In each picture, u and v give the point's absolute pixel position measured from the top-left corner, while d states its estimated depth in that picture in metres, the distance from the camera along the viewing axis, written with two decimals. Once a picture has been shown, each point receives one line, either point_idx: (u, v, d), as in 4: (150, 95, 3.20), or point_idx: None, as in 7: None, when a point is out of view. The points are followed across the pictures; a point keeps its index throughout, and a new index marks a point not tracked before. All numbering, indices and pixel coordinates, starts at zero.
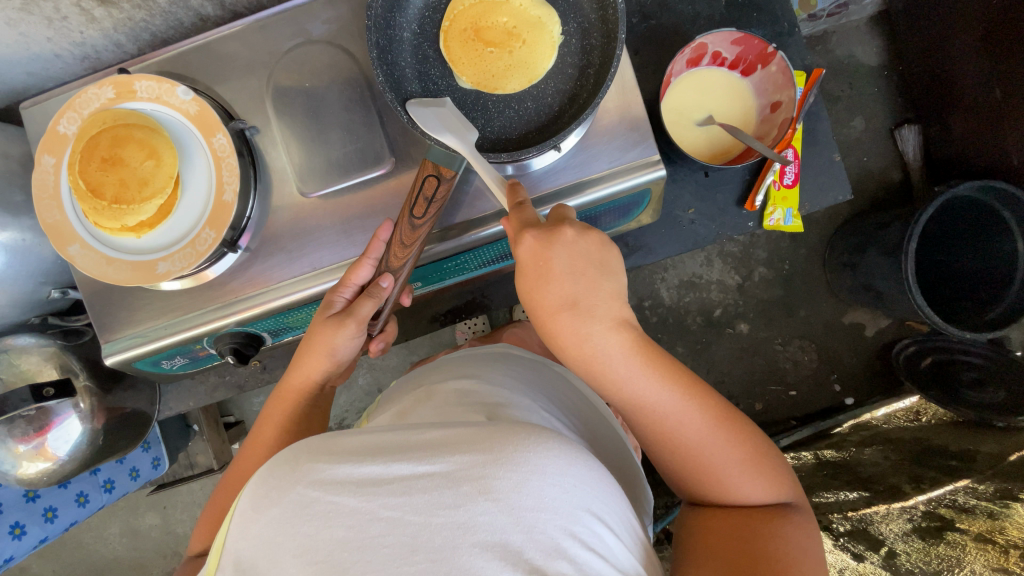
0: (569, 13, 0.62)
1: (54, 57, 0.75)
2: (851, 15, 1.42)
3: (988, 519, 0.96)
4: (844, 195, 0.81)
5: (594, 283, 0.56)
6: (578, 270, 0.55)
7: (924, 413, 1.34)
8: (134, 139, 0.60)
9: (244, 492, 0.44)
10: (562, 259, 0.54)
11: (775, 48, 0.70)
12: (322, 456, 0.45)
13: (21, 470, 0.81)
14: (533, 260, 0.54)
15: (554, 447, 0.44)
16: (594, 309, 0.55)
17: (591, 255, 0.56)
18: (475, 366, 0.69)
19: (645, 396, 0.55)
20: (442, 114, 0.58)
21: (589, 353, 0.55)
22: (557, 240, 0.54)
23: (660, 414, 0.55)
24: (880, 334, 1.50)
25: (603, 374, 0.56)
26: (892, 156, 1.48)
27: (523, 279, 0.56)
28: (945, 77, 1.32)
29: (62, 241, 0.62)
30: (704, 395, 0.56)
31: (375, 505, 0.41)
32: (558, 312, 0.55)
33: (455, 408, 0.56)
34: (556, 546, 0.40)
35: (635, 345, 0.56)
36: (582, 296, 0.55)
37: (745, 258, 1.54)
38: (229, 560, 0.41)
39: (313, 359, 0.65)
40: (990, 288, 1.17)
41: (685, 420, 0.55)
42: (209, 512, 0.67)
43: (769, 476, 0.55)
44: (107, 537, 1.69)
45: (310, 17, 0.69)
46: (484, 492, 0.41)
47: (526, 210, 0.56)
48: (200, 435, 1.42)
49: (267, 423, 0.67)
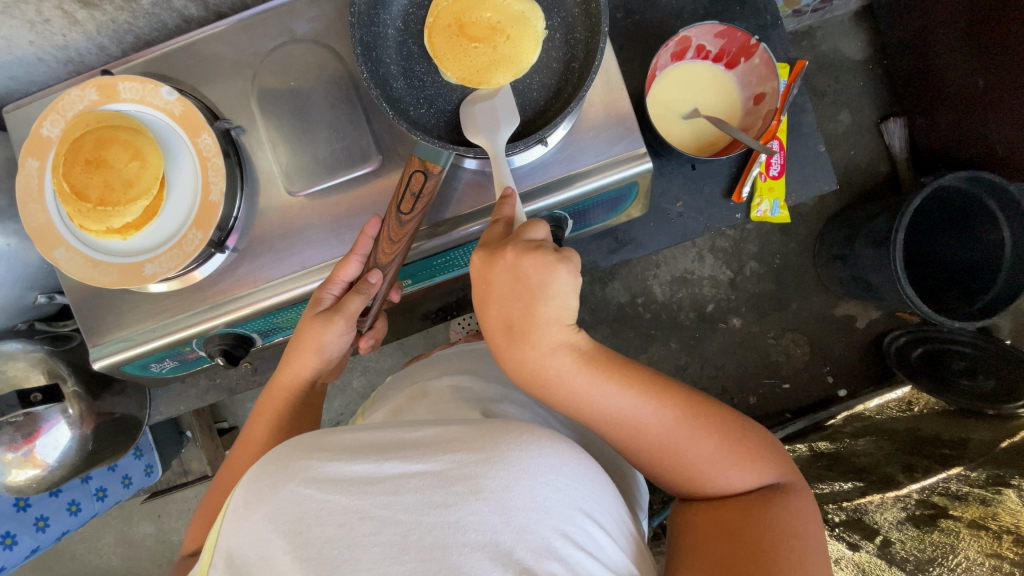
0: (553, 8, 0.63)
1: (37, 60, 0.74)
2: (835, 10, 1.44)
3: (981, 505, 0.98)
4: (829, 185, 0.80)
5: (533, 300, 0.52)
6: (514, 295, 0.52)
7: (915, 403, 1.37)
8: (119, 141, 0.59)
9: (238, 491, 0.44)
10: (502, 282, 0.52)
11: (757, 40, 0.71)
12: (316, 454, 0.45)
13: (10, 477, 0.78)
14: (479, 280, 0.54)
15: (545, 445, 0.45)
16: (531, 332, 0.52)
17: (529, 278, 0.51)
18: (468, 363, 0.69)
19: (603, 402, 0.53)
20: (489, 108, 0.58)
21: (550, 373, 0.53)
22: (500, 262, 0.52)
23: (615, 420, 0.53)
24: (872, 325, 1.52)
25: (558, 392, 0.54)
26: (879, 149, 1.50)
27: (476, 300, 0.56)
28: (928, 70, 1.34)
29: (48, 245, 0.61)
30: (661, 397, 0.53)
31: (366, 504, 0.41)
32: (497, 334, 0.55)
33: (451, 408, 0.56)
34: (548, 546, 0.40)
35: (584, 355, 0.54)
36: (516, 319, 0.53)
37: (735, 252, 1.55)
38: (223, 556, 0.41)
39: (301, 357, 0.64)
40: (979, 277, 1.18)
41: (642, 423, 0.53)
42: (203, 515, 0.66)
43: (750, 460, 0.53)
44: (100, 547, 1.67)
45: (293, 16, 0.69)
46: (475, 491, 0.41)
47: (494, 229, 0.56)
48: (194, 442, 1.41)
49: (258, 422, 0.66)
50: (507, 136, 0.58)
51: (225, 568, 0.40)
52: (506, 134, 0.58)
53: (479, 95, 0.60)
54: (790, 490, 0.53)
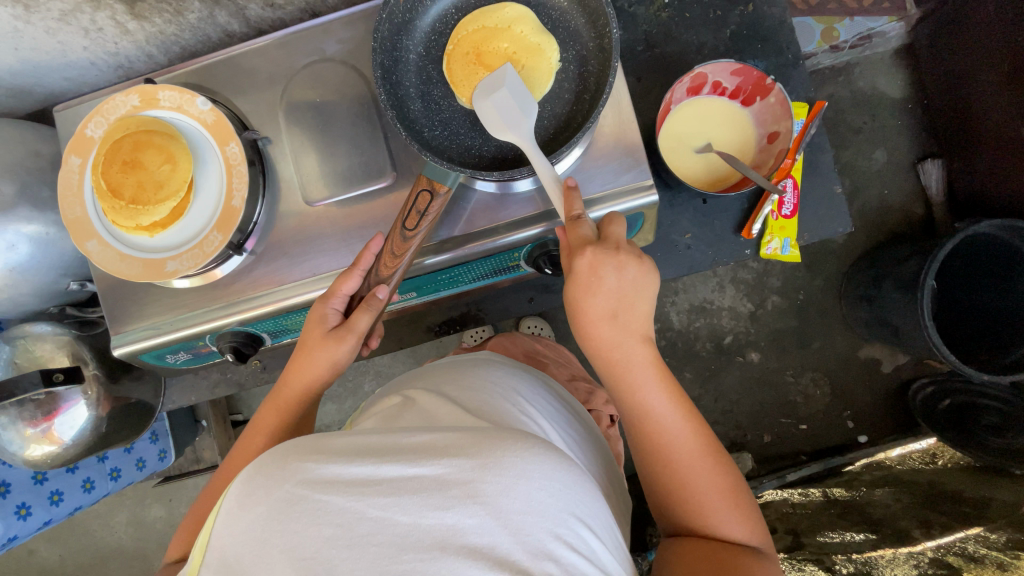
0: (569, 41, 0.64)
1: (90, 64, 0.80)
2: (875, 47, 1.44)
3: (998, 569, 0.91)
4: (844, 228, 0.78)
5: (631, 303, 0.60)
6: (622, 291, 0.59)
7: (940, 456, 1.32)
8: (154, 145, 0.63)
9: (231, 491, 0.43)
10: (609, 278, 0.58)
11: (773, 80, 0.70)
12: (311, 456, 0.44)
13: (27, 452, 0.80)
14: (587, 272, 0.58)
15: (539, 452, 0.44)
16: (631, 323, 0.60)
17: (636, 281, 0.60)
18: (457, 373, 0.69)
19: (659, 410, 0.59)
20: (504, 99, 0.56)
21: (624, 362, 0.60)
22: (612, 259, 0.58)
23: (667, 429, 0.59)
24: (897, 371, 1.48)
25: (624, 378, 0.60)
26: (914, 190, 1.47)
27: (573, 290, 0.60)
28: (970, 112, 1.31)
29: (82, 237, 0.66)
30: (706, 428, 0.60)
31: (364, 505, 0.40)
32: (599, 320, 0.59)
33: (445, 417, 0.55)
34: (542, 547, 0.40)
35: (658, 364, 0.60)
36: (622, 311, 0.60)
37: (758, 285, 1.53)
38: (216, 555, 0.40)
39: (307, 364, 0.66)
40: (1012, 328, 1.14)
41: (686, 443, 0.58)
42: (194, 517, 0.67)
43: (753, 522, 0.57)
44: (113, 525, 1.73)
45: (324, 37, 0.72)
46: (472, 495, 0.40)
47: (582, 224, 0.58)
48: (208, 431, 1.47)
49: (259, 427, 0.68)
50: (531, 125, 0.58)
51: (219, 569, 0.39)
52: (530, 123, 0.58)
53: (486, 89, 0.58)
54: (775, 565, 0.55)
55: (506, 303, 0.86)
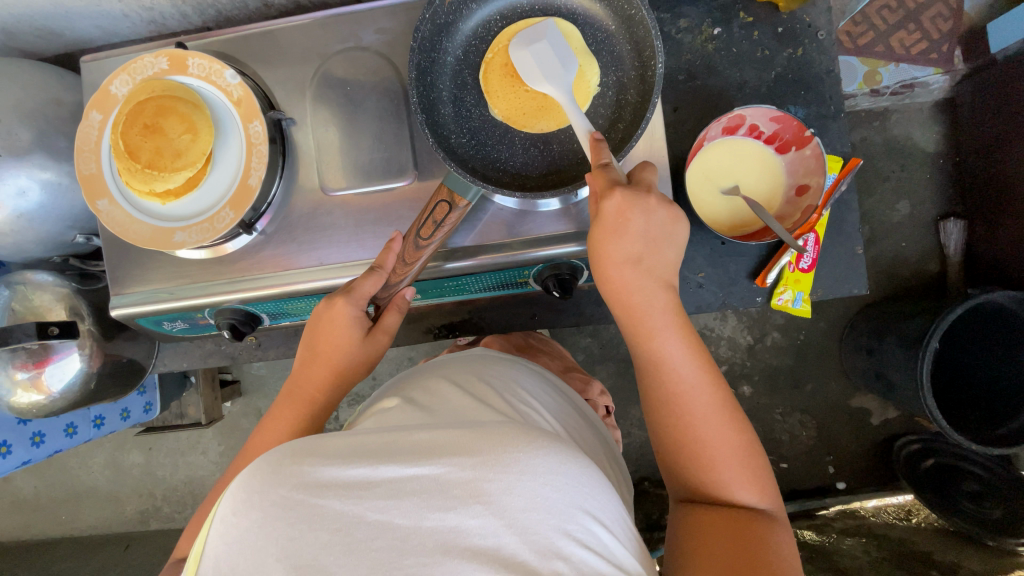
0: (611, 66, 0.62)
1: (122, 16, 0.79)
2: (916, 97, 1.41)
3: None
4: (859, 290, 0.77)
5: (658, 249, 0.58)
6: (650, 235, 0.57)
7: (914, 514, 1.33)
8: (177, 112, 0.62)
9: (225, 498, 0.42)
10: (639, 222, 0.56)
11: (812, 133, 0.69)
12: (308, 459, 0.43)
13: (14, 398, 0.79)
14: (616, 215, 0.55)
15: (544, 446, 0.43)
16: (655, 268, 0.59)
17: (665, 226, 0.58)
18: (468, 366, 0.67)
19: (673, 360, 0.58)
20: (543, 51, 0.58)
21: (643, 310, 0.58)
22: (642, 204, 0.56)
23: (680, 381, 0.57)
24: (886, 424, 1.48)
25: (641, 324, 0.59)
26: (931, 247, 1.45)
27: (598, 231, 0.57)
28: (1001, 179, 1.29)
29: (93, 195, 0.65)
30: (721, 381, 0.58)
31: (362, 508, 0.39)
32: (623, 263, 0.58)
33: (461, 406, 0.55)
34: (552, 546, 0.38)
35: (675, 309, 0.59)
36: (647, 255, 0.58)
37: (760, 320, 1.52)
38: (210, 565, 0.39)
39: (323, 335, 0.63)
40: (1007, 402, 1.13)
41: (698, 394, 0.57)
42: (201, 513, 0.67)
43: (763, 484, 0.55)
44: (90, 465, 1.74)
45: (362, 24, 0.71)
46: (475, 496, 0.40)
47: (612, 170, 0.56)
48: (195, 388, 1.47)
49: (271, 427, 0.63)
50: (569, 79, 0.58)
51: None
52: (569, 76, 0.58)
53: (525, 40, 0.59)
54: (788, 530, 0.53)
55: (509, 313, 0.85)
